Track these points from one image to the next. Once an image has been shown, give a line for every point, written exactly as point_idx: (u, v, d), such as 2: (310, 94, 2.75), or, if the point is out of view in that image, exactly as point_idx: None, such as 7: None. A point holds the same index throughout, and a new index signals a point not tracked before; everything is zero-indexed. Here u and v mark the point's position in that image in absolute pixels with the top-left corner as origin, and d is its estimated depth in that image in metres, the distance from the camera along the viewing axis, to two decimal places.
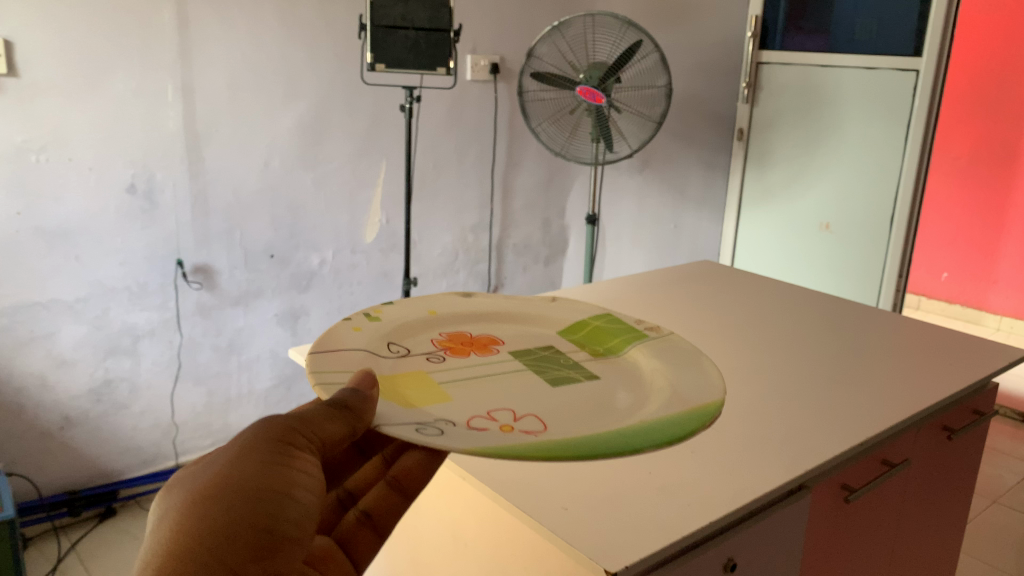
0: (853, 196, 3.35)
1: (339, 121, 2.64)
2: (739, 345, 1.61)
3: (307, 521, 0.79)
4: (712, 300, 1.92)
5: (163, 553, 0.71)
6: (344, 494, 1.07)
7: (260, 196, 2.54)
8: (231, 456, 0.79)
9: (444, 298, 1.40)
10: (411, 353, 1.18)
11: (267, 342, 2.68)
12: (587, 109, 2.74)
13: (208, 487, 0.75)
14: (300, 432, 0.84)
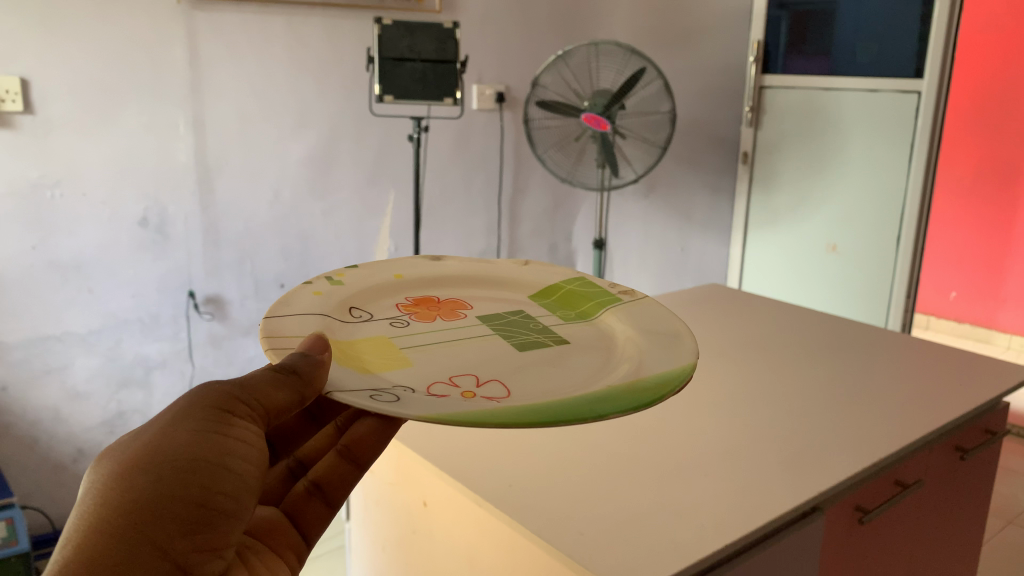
0: (859, 217, 3.36)
1: (348, 151, 2.67)
2: (748, 367, 1.62)
3: (243, 492, 0.76)
4: (720, 321, 1.94)
5: (87, 525, 0.68)
6: (295, 463, 1.19)
7: (271, 227, 2.57)
8: (165, 422, 0.76)
9: (415, 262, 1.72)
10: (374, 316, 1.50)
11: None
12: (592, 135, 2.77)
13: (136, 457, 0.72)
14: (241, 399, 0.80)
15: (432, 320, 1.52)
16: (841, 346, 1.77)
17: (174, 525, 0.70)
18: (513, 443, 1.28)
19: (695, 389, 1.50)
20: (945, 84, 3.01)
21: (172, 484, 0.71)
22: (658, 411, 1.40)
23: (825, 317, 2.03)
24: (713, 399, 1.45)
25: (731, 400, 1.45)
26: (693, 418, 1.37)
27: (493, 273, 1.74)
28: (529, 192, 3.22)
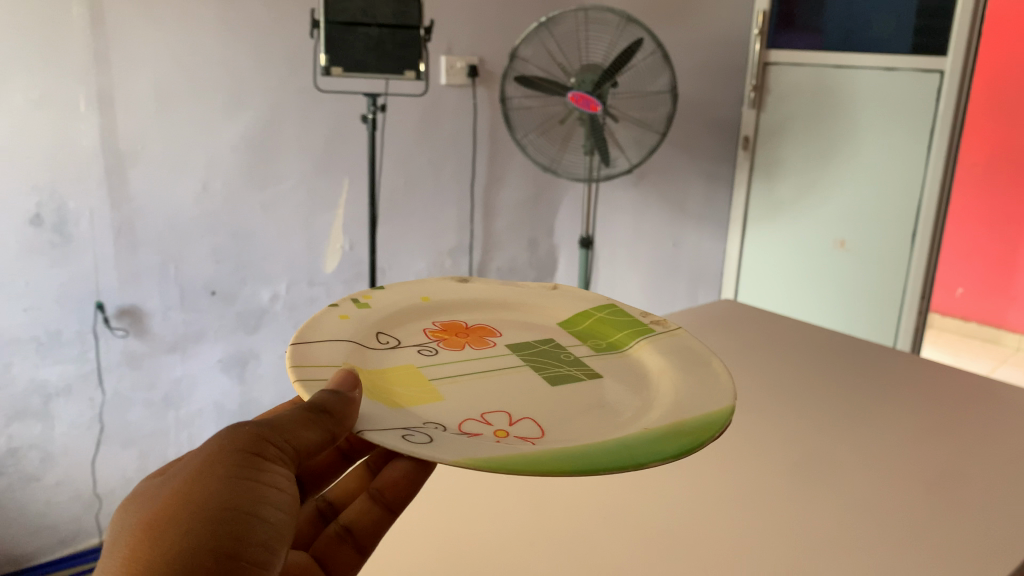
0: (871, 210, 3.02)
1: (294, 133, 2.27)
2: (786, 435, 1.27)
3: (276, 544, 0.70)
4: (742, 362, 1.59)
5: None
6: (324, 505, 1.03)
7: (199, 223, 2.16)
8: (193, 471, 0.71)
9: (440, 283, 1.37)
10: (402, 344, 1.16)
11: (210, 393, 2.30)
12: (579, 117, 2.39)
13: (160, 517, 0.66)
14: (272, 440, 0.75)
15: (466, 348, 1.17)
16: (893, 398, 1.43)
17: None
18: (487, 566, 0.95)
19: (722, 467, 1.16)
20: (970, 64, 2.68)
21: (201, 545, 0.65)
22: (677, 507, 1.05)
23: (866, 351, 1.69)
24: (747, 485, 1.10)
25: (774, 491, 1.09)
26: (725, 518, 1.03)
27: (528, 294, 1.38)
28: (506, 186, 2.85)
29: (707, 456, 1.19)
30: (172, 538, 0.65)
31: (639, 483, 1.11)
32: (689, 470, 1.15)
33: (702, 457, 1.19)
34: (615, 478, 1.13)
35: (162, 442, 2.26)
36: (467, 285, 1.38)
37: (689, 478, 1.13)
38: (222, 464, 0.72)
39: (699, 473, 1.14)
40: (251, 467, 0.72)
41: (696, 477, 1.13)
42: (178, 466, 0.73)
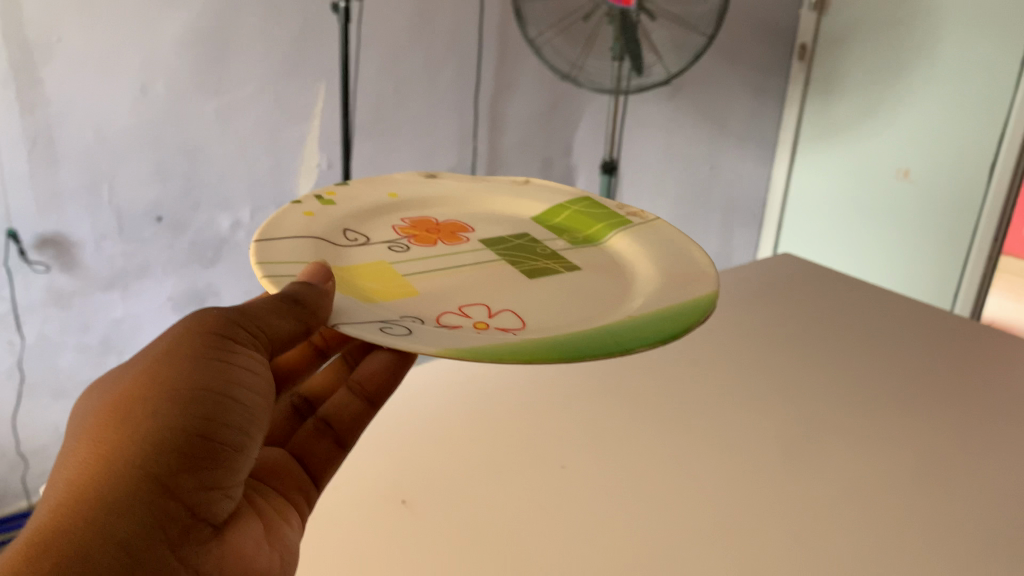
0: (942, 137, 2.55)
1: (253, 27, 1.86)
2: (842, 477, 0.98)
3: (248, 423, 0.74)
4: (788, 366, 1.29)
5: (82, 466, 0.63)
6: (299, 400, 1.01)
7: (137, 138, 1.81)
8: (164, 350, 0.72)
9: (405, 178, 1.12)
10: (371, 242, 0.93)
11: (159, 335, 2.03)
12: (607, 14, 1.95)
13: (135, 393, 0.68)
14: (244, 325, 0.76)
15: (440, 244, 0.96)
16: None
17: (177, 463, 0.66)
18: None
19: (759, 526, 0.88)
20: None
21: (178, 417, 0.67)
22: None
23: (947, 357, 1.38)
24: (793, 566, 0.82)
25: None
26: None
27: (504, 190, 1.14)
28: (519, 98, 2.43)
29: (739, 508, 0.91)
30: (144, 416, 0.66)
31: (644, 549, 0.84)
32: (715, 528, 0.88)
33: (733, 507, 0.91)
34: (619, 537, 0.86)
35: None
36: (435, 180, 1.13)
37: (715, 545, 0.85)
38: (189, 346, 0.73)
39: (728, 540, 0.86)
40: (222, 349, 0.74)
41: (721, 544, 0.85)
42: (144, 350, 0.73)
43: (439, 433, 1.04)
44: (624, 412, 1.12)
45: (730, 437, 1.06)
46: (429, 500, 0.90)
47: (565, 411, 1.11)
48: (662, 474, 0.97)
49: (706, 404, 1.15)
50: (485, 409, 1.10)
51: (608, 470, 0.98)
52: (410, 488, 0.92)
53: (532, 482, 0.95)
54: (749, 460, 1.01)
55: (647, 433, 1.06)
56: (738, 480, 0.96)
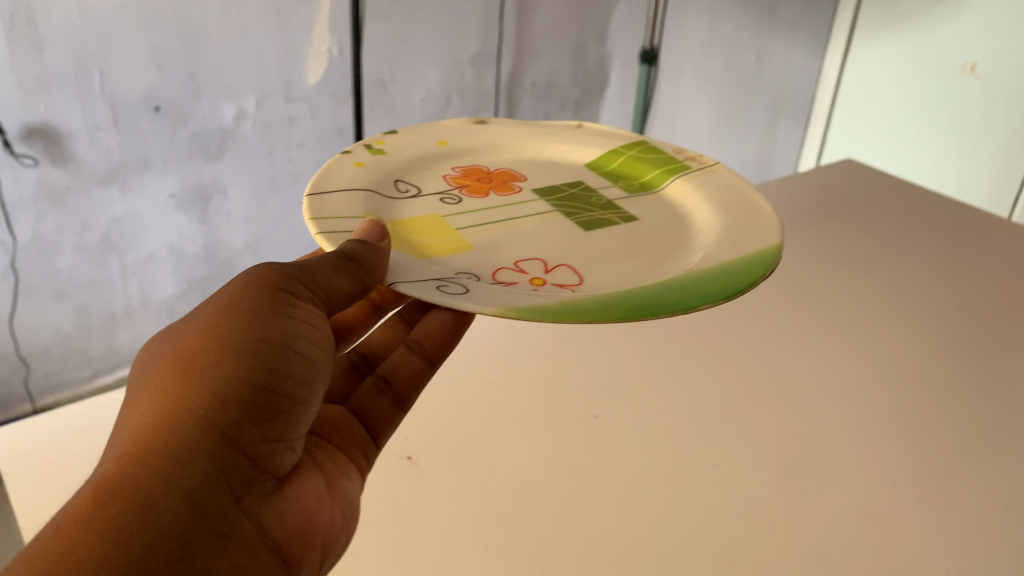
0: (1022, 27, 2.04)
1: None
2: (899, 429, 0.90)
3: (313, 378, 0.70)
4: (834, 297, 1.18)
5: (143, 416, 0.63)
6: (358, 358, 0.94)
7: (128, 18, 1.64)
8: (224, 301, 0.70)
9: (450, 123, 1.05)
10: (423, 197, 0.89)
11: (163, 234, 1.93)
12: None
13: (195, 344, 0.67)
14: (304, 280, 0.73)
15: (493, 194, 0.91)
16: None
17: (238, 416, 0.64)
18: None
19: (811, 487, 0.81)
20: None
21: (236, 371, 0.65)
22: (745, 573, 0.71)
23: (1014, 283, 1.25)
24: (851, 536, 0.75)
25: (892, 549, 0.74)
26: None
27: (553, 134, 1.07)
28: None
29: (788, 465, 0.84)
30: (205, 367, 0.65)
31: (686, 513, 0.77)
32: (764, 491, 0.80)
33: (781, 465, 0.84)
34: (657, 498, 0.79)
35: (108, 292, 1.92)
36: (483, 126, 1.06)
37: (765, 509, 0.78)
38: (251, 297, 0.70)
39: (779, 503, 0.79)
40: (282, 302, 0.71)
41: (771, 507, 0.78)
42: (203, 302, 0.71)
43: (461, 378, 0.97)
44: (659, 352, 1.03)
45: (775, 379, 0.98)
46: (447, 459, 0.84)
47: (597, 351, 1.03)
48: (701, 424, 0.90)
49: (746, 341, 1.06)
50: (511, 352, 1.02)
51: (643, 419, 0.90)
52: (429, 445, 0.86)
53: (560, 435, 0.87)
54: (797, 408, 0.92)
55: (687, 377, 0.98)
56: (785, 432, 0.89)
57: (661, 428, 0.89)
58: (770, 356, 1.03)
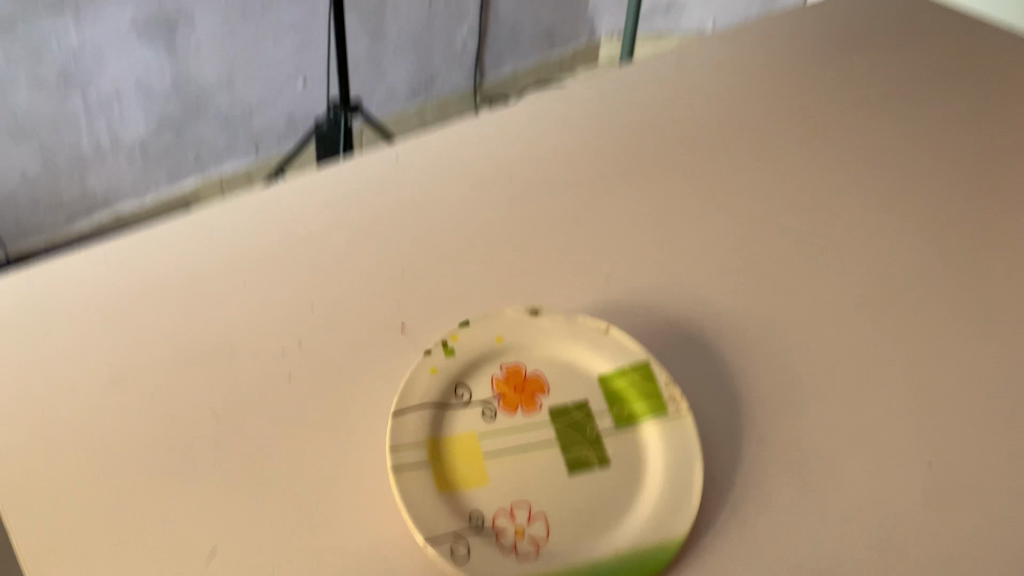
0: None
1: None
2: (960, 272, 0.77)
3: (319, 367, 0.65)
4: (880, 98, 1.01)
5: (150, 409, 0.62)
6: None
7: None
8: (245, 310, 0.70)
9: None
10: None
11: (126, 67, 1.77)
12: None
13: (211, 350, 0.66)
14: (326, 294, 0.72)
15: None
16: None
17: (241, 409, 0.62)
18: (412, 550, 0.54)
19: (862, 351, 0.69)
20: None
21: (248, 377, 0.64)
22: (788, 458, 0.60)
23: None
24: (907, 409, 0.64)
25: (955, 423, 0.64)
26: (877, 494, 0.58)
27: None
28: None
29: (835, 324, 0.71)
30: (220, 373, 0.64)
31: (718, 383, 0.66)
32: (808, 354, 0.68)
33: (829, 326, 0.71)
34: (685, 365, 0.67)
35: (72, 134, 1.79)
36: None
37: (811, 377, 0.66)
38: (271, 310, 0.70)
39: (826, 370, 0.67)
40: (302, 314, 0.70)
41: (818, 375, 0.67)
42: (222, 298, 0.71)
43: (456, 219, 0.81)
44: (684, 181, 0.88)
45: (818, 217, 0.83)
46: (441, 325, 0.70)
47: (615, 183, 0.87)
48: (733, 275, 0.76)
49: (781, 163, 0.91)
50: (515, 183, 0.86)
51: (667, 270, 0.76)
52: (418, 305, 0.72)
53: (569, 296, 0.73)
54: (844, 255, 0.79)
55: (716, 217, 0.83)
56: (830, 282, 0.75)
57: (688, 280, 0.75)
58: (811, 185, 0.88)
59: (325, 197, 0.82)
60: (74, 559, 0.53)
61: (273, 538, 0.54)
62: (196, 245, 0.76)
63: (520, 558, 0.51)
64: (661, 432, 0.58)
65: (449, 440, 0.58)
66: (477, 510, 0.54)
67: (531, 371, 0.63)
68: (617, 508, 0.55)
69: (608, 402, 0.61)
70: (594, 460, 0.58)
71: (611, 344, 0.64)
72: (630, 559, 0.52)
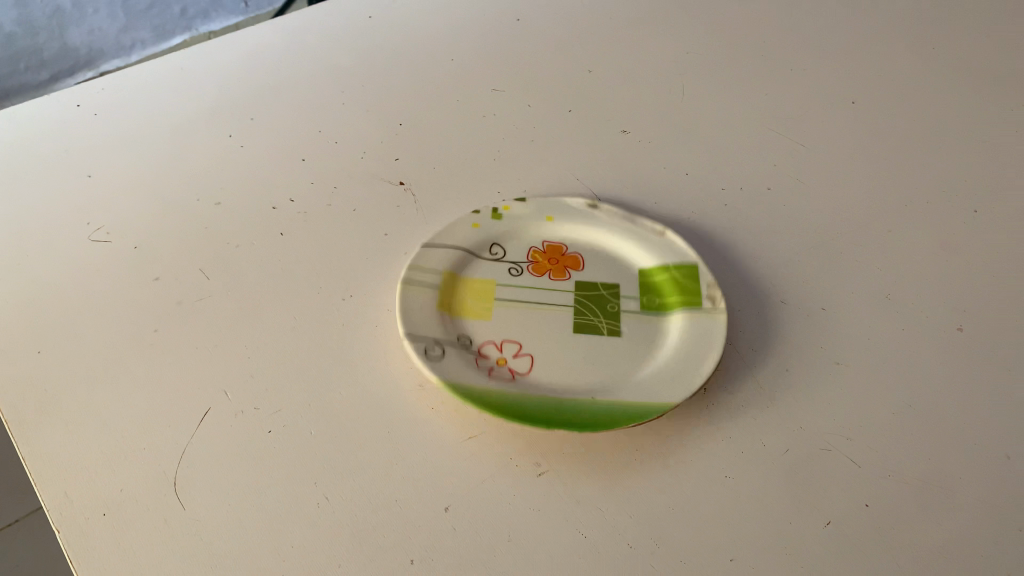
0: None
1: None
2: (1000, 124, 0.71)
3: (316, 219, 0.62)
4: None
5: (133, 259, 0.58)
6: None
7: None
8: (229, 158, 0.66)
9: None
10: None
11: None
12: None
13: (195, 199, 0.62)
14: (316, 144, 0.67)
15: None
16: None
17: (231, 259, 0.59)
18: (410, 408, 0.51)
19: (889, 209, 0.64)
20: None
21: (234, 228, 0.60)
22: (809, 318, 0.57)
23: None
24: (936, 266, 0.60)
25: (987, 278, 0.59)
26: (900, 351, 0.55)
27: None
28: None
29: (862, 181, 0.66)
30: (205, 223, 0.61)
31: (736, 243, 0.61)
32: (833, 214, 0.64)
33: (855, 185, 0.66)
34: (702, 224, 0.63)
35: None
36: None
37: (835, 236, 0.62)
38: (260, 160, 0.66)
39: (850, 229, 0.63)
40: (292, 164, 0.65)
41: (843, 234, 0.62)
42: (205, 146, 0.66)
43: (456, 69, 0.75)
44: (704, 29, 0.80)
45: (849, 69, 0.76)
46: (443, 181, 0.65)
47: (630, 29, 0.80)
48: (757, 130, 0.70)
49: (809, 9, 0.83)
50: (521, 30, 0.79)
51: (685, 125, 0.71)
52: (417, 161, 0.66)
53: (579, 151, 0.68)
54: (876, 109, 0.73)
55: (739, 67, 0.76)
56: (858, 138, 0.70)
57: (706, 135, 0.70)
58: (843, 33, 0.80)
59: (312, 47, 0.76)
60: (54, 417, 0.50)
61: (268, 397, 0.51)
62: (180, 98, 0.70)
63: (492, 376, 0.49)
64: (689, 320, 0.53)
65: (466, 282, 0.56)
66: (468, 335, 0.52)
67: (570, 251, 0.59)
68: (617, 377, 0.50)
69: (641, 290, 0.56)
70: (605, 330, 0.53)
71: (664, 244, 0.59)
72: (613, 409, 0.47)
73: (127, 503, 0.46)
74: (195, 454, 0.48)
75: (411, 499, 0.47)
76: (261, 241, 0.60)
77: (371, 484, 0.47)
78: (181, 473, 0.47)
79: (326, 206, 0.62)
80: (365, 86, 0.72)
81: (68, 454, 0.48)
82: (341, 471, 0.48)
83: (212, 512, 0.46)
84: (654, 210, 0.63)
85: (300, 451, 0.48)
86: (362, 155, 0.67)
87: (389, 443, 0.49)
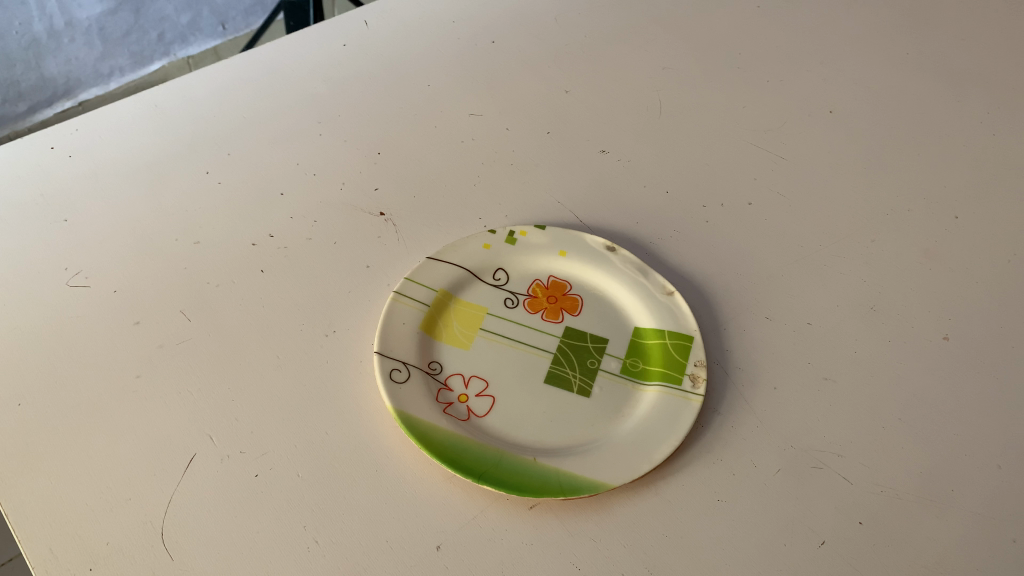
0: None
1: None
2: (971, 130, 0.72)
3: (292, 256, 0.61)
4: None
5: (109, 307, 0.57)
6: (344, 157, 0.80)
7: None
8: (204, 200, 0.65)
9: None
10: None
11: None
12: None
13: (170, 246, 0.61)
14: (292, 181, 0.66)
15: None
16: None
17: (205, 304, 0.58)
18: (397, 446, 0.50)
19: (870, 220, 0.64)
20: None
21: (210, 272, 0.60)
22: (796, 334, 0.57)
23: None
24: (920, 275, 0.60)
25: (969, 285, 0.60)
26: (888, 364, 0.55)
27: None
28: None
29: (842, 192, 0.67)
30: (180, 268, 0.60)
31: (721, 260, 0.61)
32: (816, 226, 0.64)
33: (837, 196, 0.66)
34: (686, 242, 0.63)
35: (24, 12, 1.27)
36: None
37: (819, 250, 0.62)
38: (235, 200, 0.65)
39: (835, 241, 0.63)
40: (266, 203, 0.65)
41: (827, 247, 0.62)
42: (181, 189, 0.65)
43: (433, 96, 0.74)
44: (681, 43, 0.80)
45: (827, 79, 0.77)
46: (423, 210, 0.65)
47: (607, 47, 0.80)
48: (738, 144, 0.70)
49: (785, 19, 0.83)
50: (498, 51, 0.78)
51: (665, 141, 0.71)
52: (397, 189, 0.66)
53: (560, 172, 0.68)
54: (851, 118, 0.73)
55: (717, 79, 0.77)
56: (838, 148, 0.70)
57: (686, 150, 0.70)
58: (817, 41, 0.81)
59: (288, 77, 0.75)
60: (33, 470, 0.49)
61: (253, 440, 0.50)
62: (156, 135, 0.69)
63: (446, 412, 0.50)
64: (662, 398, 0.51)
65: (459, 304, 0.57)
66: (439, 362, 0.54)
67: (571, 291, 0.59)
68: (571, 441, 0.50)
69: (627, 351, 0.55)
70: (576, 386, 0.53)
71: (665, 305, 0.56)
72: (549, 481, 0.46)
73: (113, 557, 0.45)
74: (182, 502, 0.47)
75: (403, 538, 0.46)
76: (241, 279, 0.59)
77: (360, 525, 0.47)
78: (168, 519, 0.47)
79: (306, 240, 0.62)
80: (342, 115, 0.72)
81: (50, 508, 0.47)
82: (331, 513, 0.47)
83: (201, 559, 0.45)
84: (637, 231, 0.63)
85: (289, 494, 0.48)
86: (341, 186, 0.66)
87: (378, 482, 0.49)
